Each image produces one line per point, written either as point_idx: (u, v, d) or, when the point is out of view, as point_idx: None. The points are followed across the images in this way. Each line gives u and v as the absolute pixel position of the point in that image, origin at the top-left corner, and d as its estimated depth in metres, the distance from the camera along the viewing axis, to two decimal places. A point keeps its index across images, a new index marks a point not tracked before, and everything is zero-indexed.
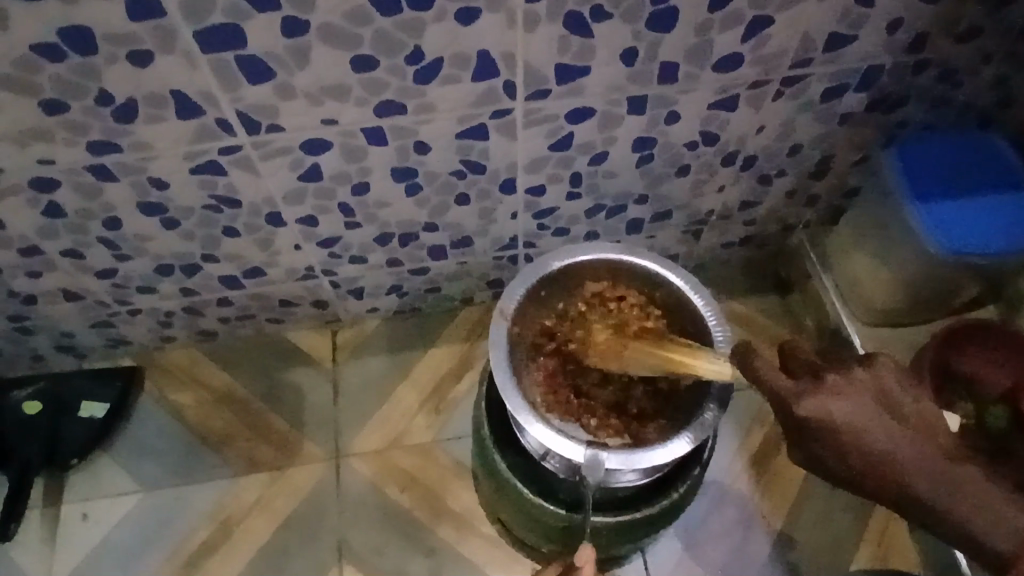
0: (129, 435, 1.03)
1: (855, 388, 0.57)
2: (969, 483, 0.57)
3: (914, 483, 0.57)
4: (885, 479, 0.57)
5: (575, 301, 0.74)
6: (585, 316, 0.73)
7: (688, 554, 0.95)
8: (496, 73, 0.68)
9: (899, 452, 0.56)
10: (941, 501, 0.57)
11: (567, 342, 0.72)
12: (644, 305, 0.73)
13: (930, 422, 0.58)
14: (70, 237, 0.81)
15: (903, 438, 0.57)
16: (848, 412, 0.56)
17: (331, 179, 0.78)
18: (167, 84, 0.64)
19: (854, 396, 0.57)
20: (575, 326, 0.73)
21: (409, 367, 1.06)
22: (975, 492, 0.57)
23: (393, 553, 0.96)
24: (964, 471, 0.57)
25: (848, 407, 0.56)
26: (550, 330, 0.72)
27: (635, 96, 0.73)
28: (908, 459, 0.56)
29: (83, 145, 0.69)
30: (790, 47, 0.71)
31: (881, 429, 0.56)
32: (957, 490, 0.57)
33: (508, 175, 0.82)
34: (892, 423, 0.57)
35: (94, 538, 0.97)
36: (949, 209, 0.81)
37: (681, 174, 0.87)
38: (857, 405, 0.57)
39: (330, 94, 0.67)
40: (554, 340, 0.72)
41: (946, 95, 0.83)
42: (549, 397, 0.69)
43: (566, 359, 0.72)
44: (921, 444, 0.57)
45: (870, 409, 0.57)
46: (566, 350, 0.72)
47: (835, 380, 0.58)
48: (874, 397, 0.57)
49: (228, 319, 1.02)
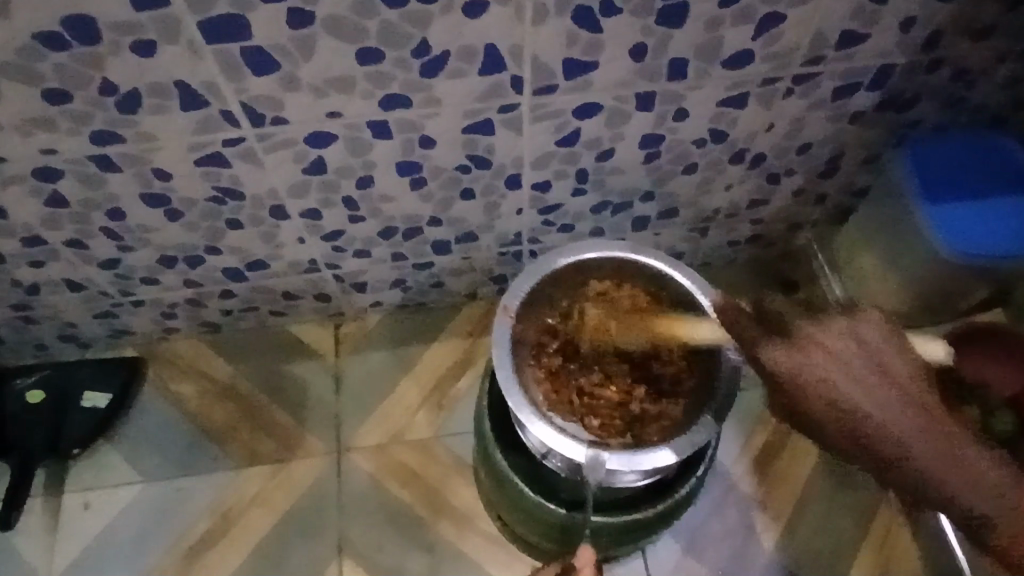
0: (131, 426, 1.03)
1: (831, 339, 0.54)
2: (965, 459, 0.49)
3: (900, 440, 0.50)
4: (866, 440, 0.51)
5: (580, 300, 0.73)
6: (590, 316, 0.72)
7: (689, 554, 0.94)
8: (503, 67, 0.67)
9: (880, 409, 0.51)
10: (926, 466, 0.49)
11: (572, 341, 0.72)
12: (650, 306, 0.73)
13: (911, 377, 0.52)
14: (74, 227, 0.81)
15: (882, 391, 0.52)
16: (825, 365, 0.53)
17: (335, 172, 0.78)
18: (171, 74, 0.63)
19: (824, 345, 0.54)
20: (580, 326, 0.72)
21: (412, 362, 1.06)
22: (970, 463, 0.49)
23: (393, 548, 0.96)
24: (953, 435, 0.50)
25: (822, 357, 0.54)
26: (554, 330, 0.72)
27: (644, 92, 0.72)
28: (886, 414, 0.51)
29: (86, 135, 0.69)
30: (802, 44, 0.70)
31: (847, 376, 0.52)
32: (942, 455, 0.49)
33: (513, 170, 0.81)
34: (863, 372, 0.52)
35: (95, 529, 0.97)
36: (961, 211, 0.80)
37: (689, 172, 0.86)
38: (834, 357, 0.53)
39: (334, 86, 0.66)
40: (558, 339, 0.72)
41: (958, 96, 0.82)
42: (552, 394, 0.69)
43: (570, 358, 0.71)
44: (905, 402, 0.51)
45: (838, 356, 0.53)
46: (570, 349, 0.71)
47: (813, 331, 0.55)
48: (855, 349, 0.53)
49: (231, 311, 1.02)
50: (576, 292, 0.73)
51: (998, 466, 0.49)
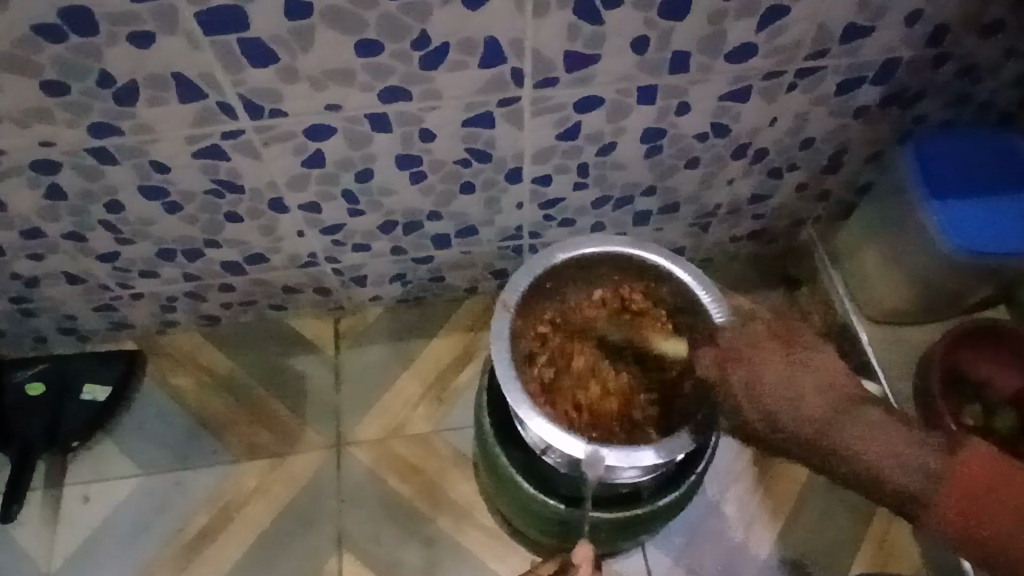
0: (131, 419, 1.03)
1: (774, 349, 0.62)
2: (875, 434, 0.58)
3: (841, 433, 0.58)
4: (816, 436, 0.59)
5: (568, 310, 0.75)
6: (579, 326, 0.75)
7: (689, 550, 0.94)
8: (504, 60, 0.66)
9: (820, 409, 0.59)
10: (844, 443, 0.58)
11: (561, 352, 0.75)
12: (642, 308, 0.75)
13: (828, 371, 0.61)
14: (72, 219, 0.80)
15: (820, 391, 0.60)
16: (776, 372, 0.61)
17: (335, 166, 0.77)
18: (169, 65, 0.63)
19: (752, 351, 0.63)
20: (570, 335, 0.75)
21: (411, 356, 1.06)
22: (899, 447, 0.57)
23: (392, 542, 0.96)
24: (882, 420, 0.58)
25: (770, 368, 0.61)
26: (545, 340, 0.74)
27: (646, 86, 0.72)
28: (806, 405, 0.59)
29: (84, 127, 0.68)
30: (806, 38, 0.70)
31: (773, 374, 0.61)
32: (856, 432, 0.58)
33: (514, 164, 0.81)
34: (784, 369, 0.61)
35: (94, 521, 0.97)
36: (966, 208, 0.80)
37: (691, 167, 0.85)
38: (778, 361, 0.61)
39: (334, 78, 0.66)
40: (547, 351, 0.74)
41: (963, 91, 0.81)
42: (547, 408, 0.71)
43: (561, 369, 0.74)
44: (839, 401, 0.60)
45: (764, 358, 0.62)
46: (558, 360, 0.74)
47: (755, 341, 0.63)
48: (795, 358, 0.62)
49: (231, 304, 1.02)
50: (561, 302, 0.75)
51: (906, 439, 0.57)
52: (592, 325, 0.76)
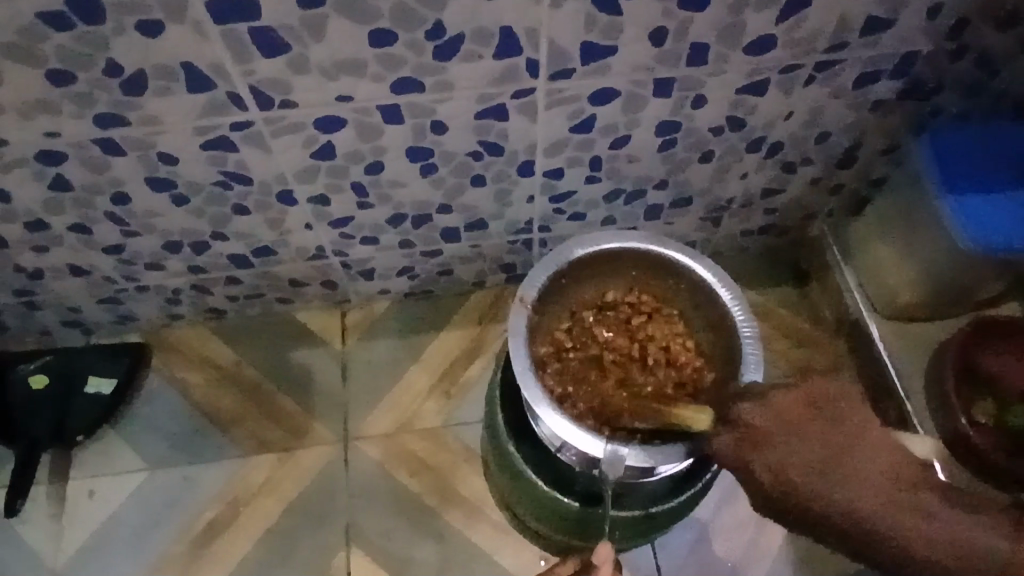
0: (136, 413, 1.02)
1: (812, 441, 0.59)
2: (920, 517, 0.58)
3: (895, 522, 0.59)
4: (860, 532, 0.59)
5: (582, 310, 0.77)
6: (593, 326, 0.77)
7: (700, 546, 0.94)
8: (519, 50, 0.65)
9: (871, 502, 0.58)
10: (893, 534, 0.59)
11: (576, 353, 0.75)
12: (653, 309, 0.77)
13: (864, 463, 0.59)
14: (78, 212, 0.79)
15: (863, 487, 0.58)
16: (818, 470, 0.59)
17: (344, 158, 0.76)
18: (178, 55, 0.61)
19: (783, 450, 0.59)
20: (584, 337, 0.76)
21: (420, 350, 1.05)
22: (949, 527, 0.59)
23: (401, 536, 0.95)
24: (928, 503, 0.59)
25: (802, 464, 0.59)
26: (560, 340, 0.75)
27: (662, 77, 0.71)
28: (849, 507, 0.58)
29: (90, 118, 0.67)
30: (826, 29, 0.68)
31: (809, 478, 0.58)
32: (904, 522, 0.58)
33: (526, 157, 0.79)
34: (819, 471, 0.58)
35: (101, 516, 0.97)
36: (984, 202, 0.78)
37: (705, 160, 0.84)
38: (818, 452, 0.59)
39: (345, 69, 0.64)
40: (563, 354, 0.75)
41: (982, 84, 0.80)
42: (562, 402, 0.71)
43: (580, 369, 0.74)
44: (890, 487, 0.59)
45: (799, 460, 0.58)
46: (575, 362, 0.75)
47: (788, 431, 0.59)
48: (833, 447, 0.59)
49: (237, 298, 1.01)
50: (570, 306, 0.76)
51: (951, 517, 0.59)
52: (605, 326, 0.77)
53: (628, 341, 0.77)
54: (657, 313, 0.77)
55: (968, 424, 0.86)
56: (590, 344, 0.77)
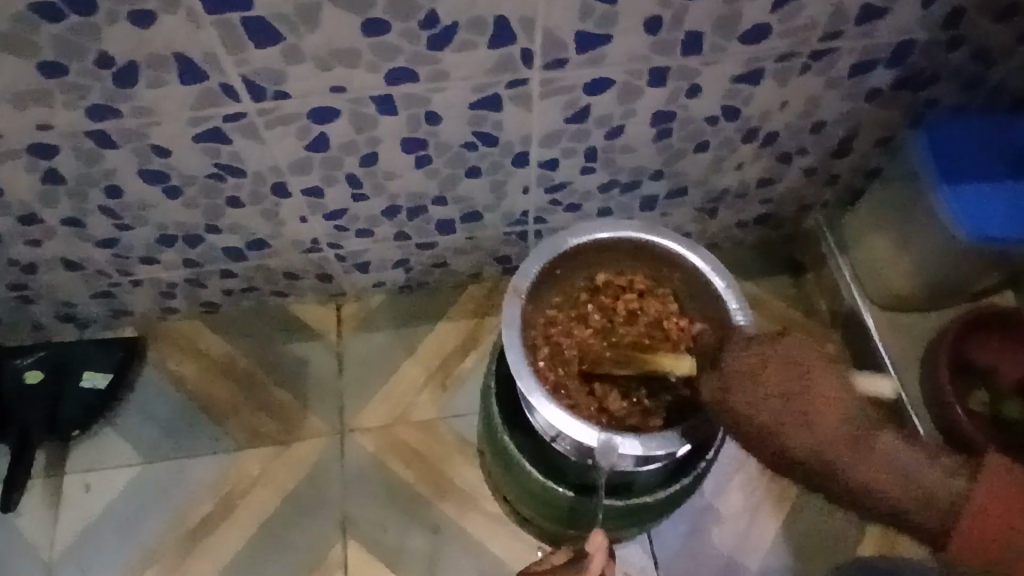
0: (131, 406, 1.02)
1: (779, 382, 0.61)
2: (884, 460, 0.58)
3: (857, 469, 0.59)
4: (821, 472, 0.59)
5: (575, 296, 0.76)
6: (585, 311, 0.76)
7: (694, 535, 0.94)
8: (514, 39, 0.65)
9: (840, 455, 0.58)
10: (855, 476, 0.58)
11: (570, 338, 0.74)
12: (647, 287, 0.76)
13: (833, 404, 0.60)
14: (71, 204, 0.79)
15: (826, 427, 0.59)
16: (773, 421, 0.60)
17: (339, 149, 0.76)
18: (170, 45, 0.61)
19: (751, 390, 0.61)
20: (576, 321, 0.75)
21: (415, 342, 1.05)
22: (917, 479, 0.57)
23: (397, 527, 0.96)
24: (895, 449, 0.58)
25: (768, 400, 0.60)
26: (551, 327, 0.74)
27: (658, 67, 0.70)
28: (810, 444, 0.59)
29: (82, 109, 0.67)
30: (822, 18, 0.68)
31: (771, 412, 0.60)
32: (868, 464, 0.58)
33: (521, 148, 0.79)
34: (782, 408, 0.60)
35: (96, 509, 0.97)
36: (979, 193, 0.78)
37: (700, 150, 0.84)
38: (782, 391, 0.60)
39: (339, 59, 0.64)
40: (555, 340, 0.74)
41: (978, 74, 0.80)
42: (557, 394, 0.71)
43: (571, 354, 0.73)
44: (851, 438, 0.58)
45: (764, 396, 0.60)
46: (567, 347, 0.73)
47: (759, 371, 0.61)
48: (799, 389, 0.60)
49: (232, 291, 1.01)
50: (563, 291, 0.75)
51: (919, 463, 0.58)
52: (598, 308, 0.76)
53: (623, 321, 0.76)
54: (650, 291, 0.76)
55: (962, 411, 0.86)
56: (583, 328, 0.75)
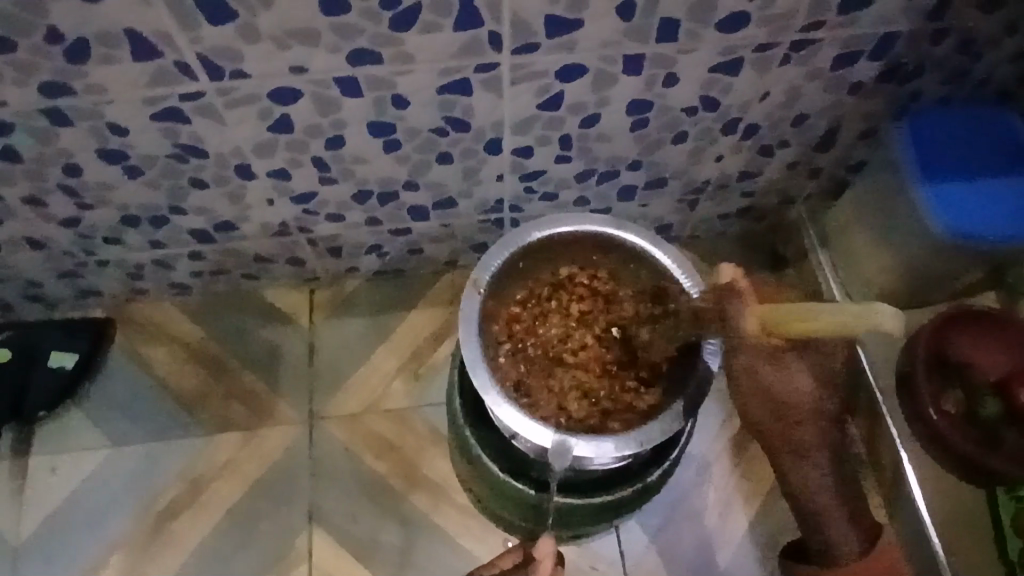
0: (100, 389, 1.00)
1: (772, 376, 0.89)
2: (821, 430, 0.91)
3: (796, 426, 0.90)
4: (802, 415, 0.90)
5: (538, 292, 0.74)
6: (548, 306, 0.75)
7: (664, 531, 0.93)
8: (480, 22, 0.62)
9: (806, 428, 0.90)
10: (800, 433, 0.90)
11: (532, 336, 0.73)
12: (608, 287, 0.75)
13: (799, 395, 0.90)
14: (29, 184, 0.77)
15: (806, 391, 0.90)
16: (797, 372, 0.90)
17: (303, 132, 0.73)
18: (119, 22, 0.58)
19: (802, 365, 0.90)
20: (539, 319, 0.74)
21: (388, 330, 1.03)
22: (805, 408, 0.90)
23: (365, 519, 0.94)
24: (816, 434, 0.91)
25: (782, 381, 0.90)
26: (515, 324, 0.73)
27: (632, 53, 0.68)
28: (799, 386, 0.90)
29: (33, 87, 0.64)
30: (802, 7, 0.66)
31: (780, 376, 0.89)
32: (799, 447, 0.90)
33: (493, 134, 0.77)
34: (771, 392, 0.90)
35: (62, 493, 0.95)
36: (960, 191, 0.76)
37: (679, 141, 0.82)
38: (783, 386, 0.89)
39: (298, 38, 0.62)
40: (516, 339, 0.73)
41: (964, 67, 0.78)
42: (517, 391, 0.70)
43: (528, 349, 0.73)
44: (823, 425, 0.91)
45: (809, 374, 0.90)
46: (525, 342, 0.73)
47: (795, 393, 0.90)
48: (796, 406, 0.90)
49: (201, 274, 0.98)
50: (529, 283, 0.74)
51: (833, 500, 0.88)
52: (559, 306, 0.75)
53: (574, 322, 0.75)
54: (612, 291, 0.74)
55: (936, 414, 0.86)
56: (543, 316, 0.74)
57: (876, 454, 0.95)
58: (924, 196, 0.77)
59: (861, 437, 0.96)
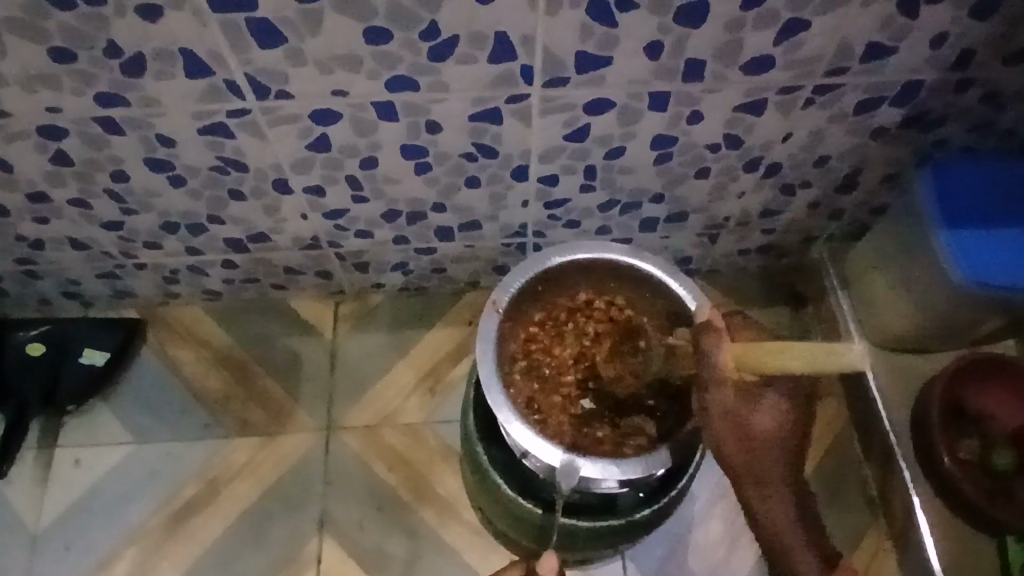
0: (128, 387, 1.03)
1: None
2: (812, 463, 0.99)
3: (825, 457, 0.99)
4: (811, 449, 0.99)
5: (557, 313, 0.76)
6: (564, 325, 0.76)
7: (670, 562, 0.94)
8: (514, 55, 0.65)
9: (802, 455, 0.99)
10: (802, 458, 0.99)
11: (548, 356, 0.75)
12: (625, 314, 0.76)
13: None
14: (78, 186, 0.81)
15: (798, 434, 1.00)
16: None
17: (340, 150, 0.77)
18: (176, 40, 0.62)
19: None
20: (554, 338, 0.76)
21: (408, 346, 1.06)
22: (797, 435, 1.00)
23: (373, 530, 0.96)
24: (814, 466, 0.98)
25: None
26: (531, 342, 0.74)
27: (658, 90, 0.70)
28: None
29: (91, 97, 0.69)
30: (826, 53, 0.68)
31: None
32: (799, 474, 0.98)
33: (521, 162, 0.80)
34: None
35: (84, 484, 0.98)
36: (981, 242, 0.77)
37: (702, 176, 0.84)
38: None
39: (341, 63, 0.65)
40: (531, 357, 0.74)
41: (987, 118, 0.79)
42: (529, 410, 0.71)
43: (544, 366, 0.74)
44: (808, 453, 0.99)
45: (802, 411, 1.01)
46: (540, 359, 0.74)
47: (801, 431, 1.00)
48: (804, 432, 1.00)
49: (232, 281, 1.02)
50: (547, 302, 0.75)
51: (831, 507, 0.96)
52: (575, 327, 0.76)
53: (590, 341, 0.76)
54: (626, 317, 0.76)
55: (949, 461, 0.86)
56: (560, 335, 0.76)
57: (887, 498, 0.96)
58: (944, 244, 0.77)
59: (873, 479, 0.97)
